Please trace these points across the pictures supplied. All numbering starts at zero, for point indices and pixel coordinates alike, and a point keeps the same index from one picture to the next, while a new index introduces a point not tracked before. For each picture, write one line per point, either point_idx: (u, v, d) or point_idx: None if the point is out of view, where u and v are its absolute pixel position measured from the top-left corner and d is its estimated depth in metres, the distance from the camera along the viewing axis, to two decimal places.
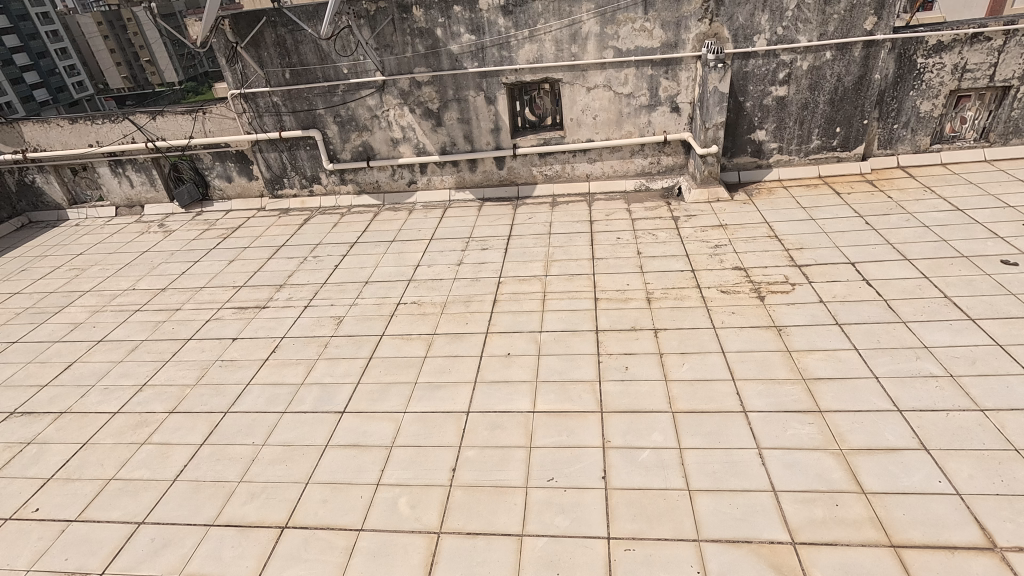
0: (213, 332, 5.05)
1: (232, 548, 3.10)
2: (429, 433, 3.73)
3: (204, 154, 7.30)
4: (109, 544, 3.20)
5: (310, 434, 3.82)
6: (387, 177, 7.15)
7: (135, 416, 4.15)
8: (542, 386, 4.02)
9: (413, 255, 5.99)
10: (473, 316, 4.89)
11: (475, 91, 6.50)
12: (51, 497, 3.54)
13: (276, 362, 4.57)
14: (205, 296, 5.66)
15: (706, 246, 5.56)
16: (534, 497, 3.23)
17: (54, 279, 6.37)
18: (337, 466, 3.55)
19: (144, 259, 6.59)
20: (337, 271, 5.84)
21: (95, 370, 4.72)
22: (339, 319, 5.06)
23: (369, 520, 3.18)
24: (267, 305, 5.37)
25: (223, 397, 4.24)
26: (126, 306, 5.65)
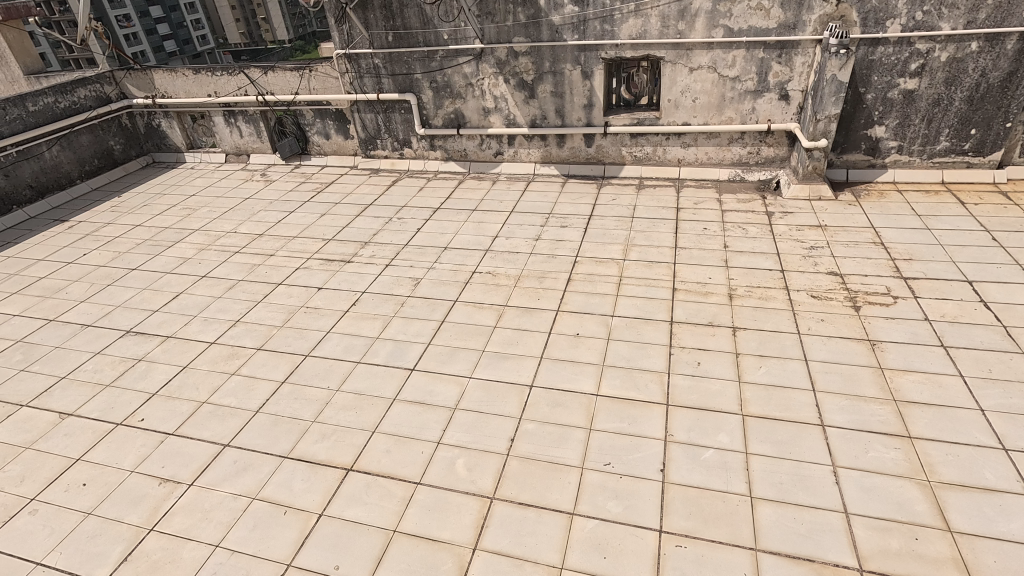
0: (302, 280, 5.38)
1: (302, 481, 3.34)
2: (491, 401, 3.80)
3: (307, 110, 7.68)
4: (198, 459, 3.54)
5: (380, 386, 4.01)
6: (475, 147, 7.23)
7: (228, 348, 4.53)
8: (608, 371, 3.98)
9: (493, 225, 6.05)
10: (546, 292, 4.88)
11: (572, 65, 6.37)
12: (154, 411, 3.95)
13: (355, 314, 4.81)
14: (297, 245, 6.02)
15: (801, 247, 5.21)
16: (589, 479, 3.23)
17: (169, 216, 7.00)
18: (402, 420, 3.71)
19: (246, 205, 7.09)
20: (419, 234, 6.02)
21: (197, 303, 5.17)
22: (416, 280, 5.22)
23: (427, 476, 3.31)
24: (352, 260, 5.63)
25: (306, 341, 4.53)
26: (228, 247, 6.12)
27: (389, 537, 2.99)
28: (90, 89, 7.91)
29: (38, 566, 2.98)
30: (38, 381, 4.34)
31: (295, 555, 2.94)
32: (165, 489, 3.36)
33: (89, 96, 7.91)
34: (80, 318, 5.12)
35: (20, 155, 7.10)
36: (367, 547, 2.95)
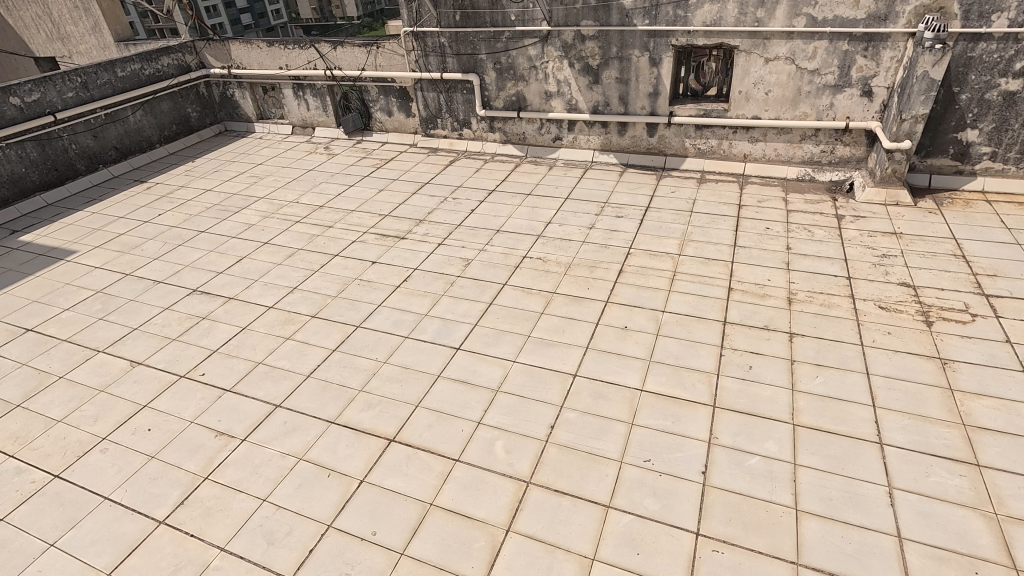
0: (357, 253, 5.52)
1: (346, 447, 3.46)
2: (534, 386, 3.81)
3: (372, 86, 7.81)
4: (251, 417, 3.71)
5: (426, 362, 4.08)
6: (534, 130, 7.17)
7: (284, 313, 4.71)
8: (655, 366, 3.90)
9: (547, 211, 6.00)
10: (596, 282, 4.82)
11: (640, 51, 6.19)
12: (215, 367, 4.17)
13: (406, 290, 4.90)
14: (355, 219, 6.17)
15: (871, 254, 4.92)
16: (627, 473, 3.19)
17: (237, 183, 7.30)
18: (445, 397, 3.77)
19: (309, 176, 7.31)
20: (473, 215, 6.05)
21: (258, 268, 5.40)
22: (467, 261, 5.26)
23: (466, 454, 3.36)
24: (406, 237, 5.72)
25: (357, 312, 4.66)
26: (289, 217, 6.34)
27: (425, 509, 3.06)
28: (172, 58, 8.32)
29: (105, 500, 3.22)
30: (113, 330, 4.65)
31: (336, 516, 3.05)
32: (221, 441, 3.55)
33: (171, 64, 8.33)
34: (152, 274, 5.43)
35: (107, 118, 7.56)
36: (404, 517, 3.03)
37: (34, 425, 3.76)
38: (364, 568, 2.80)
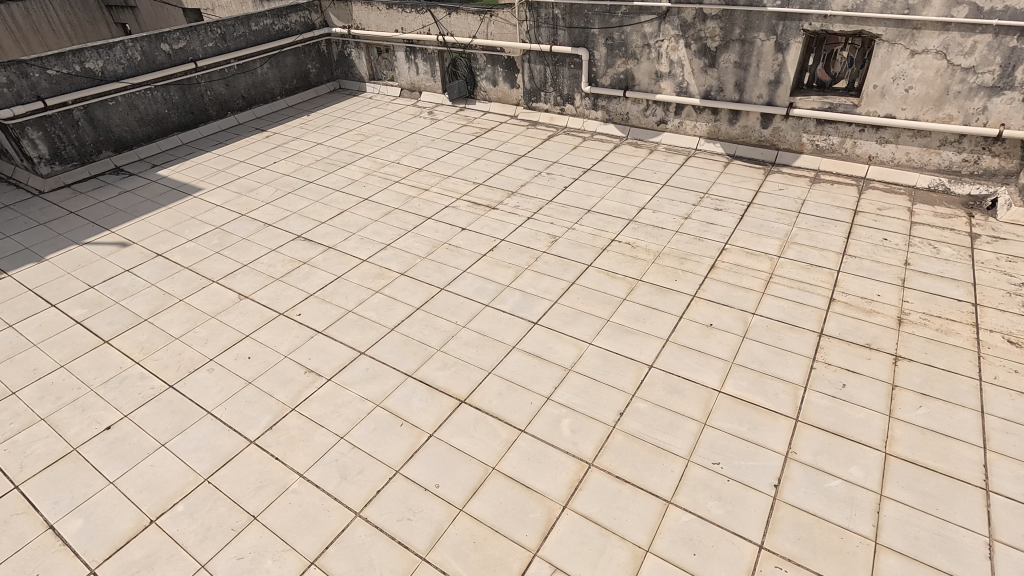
0: (448, 218, 5.66)
1: (419, 401, 3.61)
2: (607, 370, 3.78)
3: (481, 55, 7.87)
4: (337, 359, 3.97)
5: (503, 331, 4.16)
6: (639, 112, 6.94)
7: (376, 268, 4.95)
8: (737, 369, 3.74)
9: (641, 196, 5.83)
10: (685, 274, 4.65)
11: (766, 35, 5.76)
12: (310, 309, 4.49)
13: (491, 259, 4.98)
14: (450, 184, 6.32)
15: (1006, 281, 4.37)
16: (693, 473, 3.11)
17: (345, 139, 7.68)
18: (518, 368, 3.83)
19: (411, 139, 7.55)
20: (565, 192, 6.00)
21: (356, 222, 5.69)
22: (554, 238, 5.24)
23: (532, 426, 3.41)
24: (497, 207, 5.79)
25: (443, 275, 4.81)
26: (389, 176, 6.60)
27: (487, 472, 3.15)
28: (300, 15, 8.82)
29: (208, 414, 3.59)
30: (227, 264, 5.11)
31: (404, 464, 3.22)
32: (309, 378, 3.83)
33: (298, 21, 8.83)
34: (263, 217, 5.88)
35: (239, 68, 8.18)
36: (467, 476, 3.14)
37: (156, 339, 4.24)
38: (425, 516, 2.94)
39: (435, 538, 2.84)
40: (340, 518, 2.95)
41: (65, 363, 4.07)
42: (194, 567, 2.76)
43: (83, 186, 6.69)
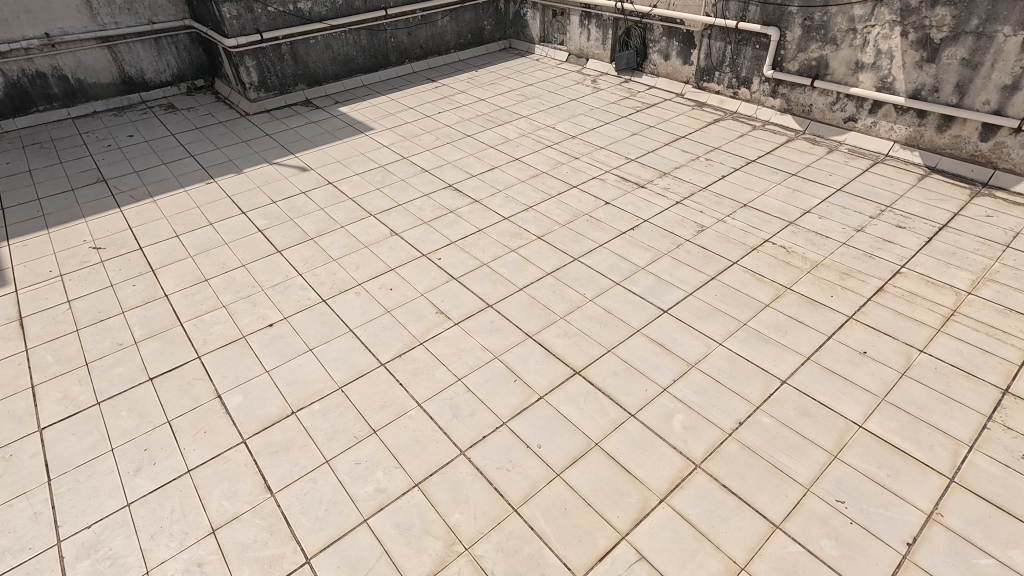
0: (594, 190, 5.59)
1: (536, 362, 3.70)
2: (734, 375, 3.56)
3: (658, 26, 7.50)
4: (467, 307, 4.18)
5: (630, 313, 4.07)
6: (825, 105, 6.23)
7: (515, 228, 5.07)
8: (886, 407, 3.33)
9: (808, 198, 5.29)
10: (844, 292, 4.18)
11: (1013, 30, 4.80)
12: (449, 255, 4.73)
13: (630, 238, 4.86)
14: (601, 156, 6.21)
15: None
16: (811, 504, 2.86)
17: (507, 98, 7.84)
18: (639, 352, 3.74)
19: (570, 105, 7.50)
20: (721, 182, 5.62)
21: (504, 180, 5.83)
22: (701, 228, 4.96)
23: (643, 413, 3.34)
24: (645, 186, 5.60)
25: (579, 246, 4.79)
26: (543, 140, 6.65)
27: (590, 446, 3.17)
28: None
29: (350, 331, 3.99)
30: (384, 201, 5.54)
31: (511, 418, 3.33)
32: (439, 318, 4.08)
33: None
34: (422, 163, 6.26)
35: (422, 19, 8.63)
36: (570, 444, 3.18)
37: (318, 257, 4.77)
38: (523, 471, 3.04)
39: (529, 494, 2.93)
40: (447, 451, 3.15)
41: (246, 263, 4.73)
42: (321, 459, 3.13)
43: (279, 113, 7.57)
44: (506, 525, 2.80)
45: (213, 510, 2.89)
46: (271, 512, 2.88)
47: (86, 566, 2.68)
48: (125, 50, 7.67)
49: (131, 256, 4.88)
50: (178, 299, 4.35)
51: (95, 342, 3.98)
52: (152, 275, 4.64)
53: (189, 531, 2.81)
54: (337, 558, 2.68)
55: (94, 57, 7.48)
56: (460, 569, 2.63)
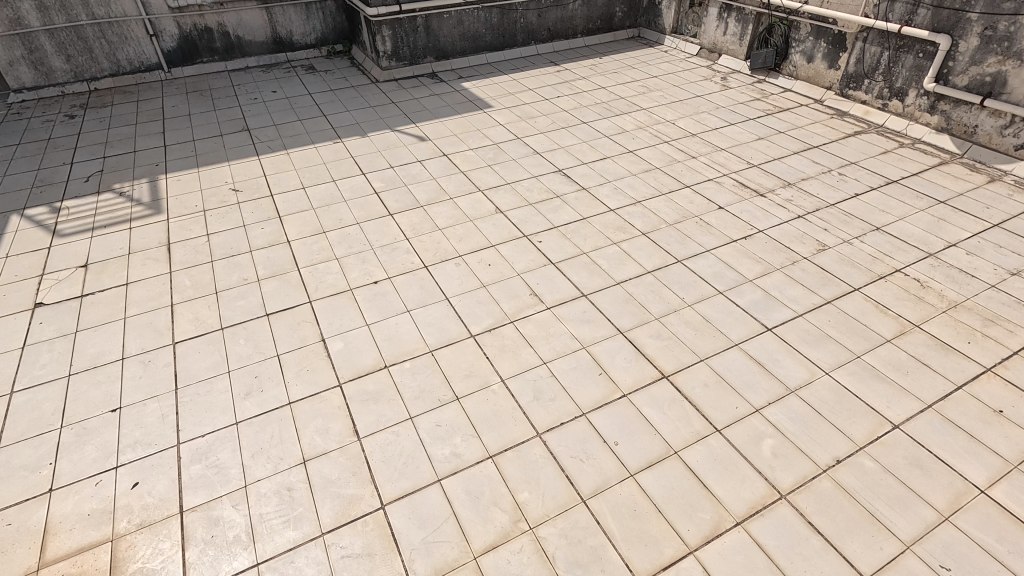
0: (708, 192, 5.34)
1: (624, 359, 3.63)
2: (838, 409, 3.29)
3: (805, 25, 6.94)
4: (561, 293, 4.17)
5: (731, 325, 3.87)
6: (994, 128, 5.50)
7: (620, 221, 4.96)
8: (1018, 477, 2.93)
9: (956, 230, 4.72)
10: (983, 340, 3.72)
11: None
12: (550, 240, 4.73)
13: (741, 248, 4.60)
14: (721, 157, 5.91)
15: None
16: (909, 563, 2.60)
17: (629, 88, 7.65)
18: (735, 368, 3.56)
19: (694, 102, 7.18)
20: (853, 200, 5.16)
21: (615, 171, 5.72)
22: (823, 246, 4.59)
23: (730, 430, 3.18)
24: (766, 195, 5.26)
25: (685, 248, 4.61)
26: (661, 134, 6.43)
27: (668, 453, 3.07)
28: None
29: (446, 299, 4.13)
30: (493, 178, 5.64)
31: (591, 410, 3.31)
32: (532, 300, 4.11)
33: None
34: (534, 145, 6.29)
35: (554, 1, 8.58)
36: (648, 448, 3.10)
37: (425, 224, 4.96)
38: (597, 464, 3.02)
39: (600, 489, 2.91)
40: (524, 431, 3.19)
41: (360, 221, 5.03)
42: (406, 415, 3.29)
43: (406, 83, 7.90)
44: (572, 514, 2.80)
45: (306, 443, 3.14)
46: (355, 455, 3.08)
47: (198, 468, 3.02)
48: (280, 13, 8.33)
49: (262, 202, 5.34)
50: (298, 246, 4.71)
51: (225, 274, 4.42)
52: (278, 221, 5.05)
53: (284, 457, 3.07)
54: (409, 510, 2.82)
55: (253, 17, 8.19)
56: (522, 546, 2.67)
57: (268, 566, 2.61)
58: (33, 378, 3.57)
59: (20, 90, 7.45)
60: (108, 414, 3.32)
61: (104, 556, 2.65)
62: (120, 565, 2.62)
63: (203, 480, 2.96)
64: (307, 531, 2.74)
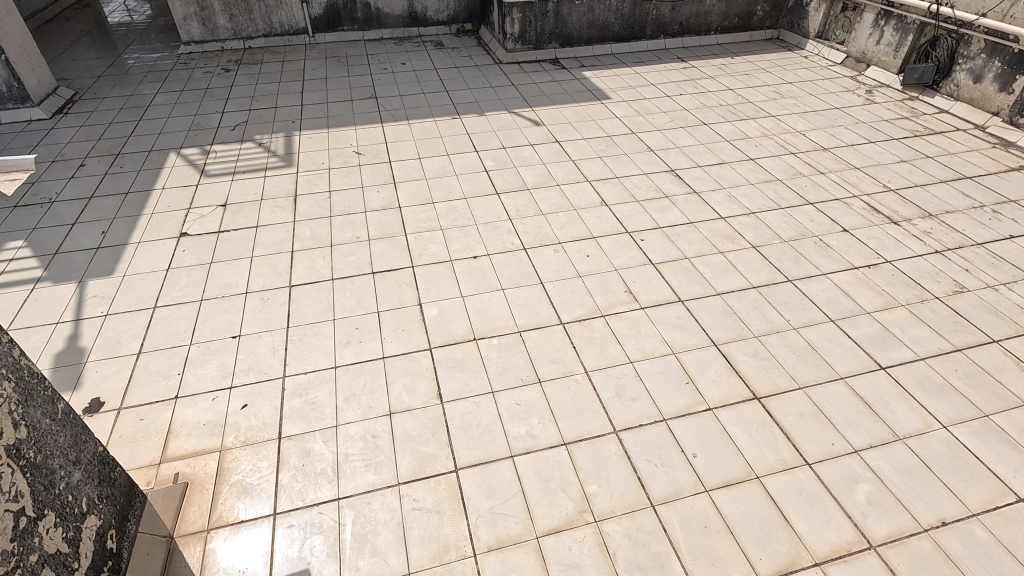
0: (833, 212, 4.96)
1: (714, 372, 3.50)
2: (951, 468, 2.98)
3: (978, 40, 6.18)
4: (657, 295, 4.07)
5: (839, 357, 3.60)
6: None
7: (730, 230, 4.74)
8: None
9: None
10: None
11: None
12: (653, 240, 4.62)
13: (862, 276, 4.25)
14: (853, 177, 5.45)
15: None
16: None
17: (759, 92, 7.22)
18: (837, 402, 3.31)
19: (831, 114, 6.65)
20: (1005, 241, 4.58)
21: (732, 178, 5.45)
22: (960, 288, 4.13)
23: (822, 467, 2.98)
24: (900, 224, 4.80)
25: (798, 268, 4.33)
26: (787, 144, 6.03)
27: (749, 476, 2.94)
28: None
29: (540, 284, 4.17)
30: (603, 170, 5.58)
31: (673, 417, 3.23)
32: (626, 298, 4.05)
33: None
34: (650, 141, 6.13)
35: None
36: (728, 466, 2.98)
37: (530, 208, 5.02)
38: (671, 473, 2.96)
39: (672, 497, 2.85)
40: (601, 425, 3.18)
41: (467, 197, 5.18)
42: (488, 388, 3.38)
43: (529, 66, 7.97)
44: (640, 517, 2.77)
45: (394, 398, 3.32)
46: (437, 417, 3.22)
47: (298, 402, 3.30)
48: None
49: (381, 167, 5.64)
50: (408, 213, 4.95)
51: (340, 230, 4.73)
52: (392, 187, 5.33)
53: (373, 406, 3.27)
54: (480, 479, 2.92)
55: None
56: (585, 536, 2.69)
57: (347, 503, 2.81)
58: (173, 297, 4.04)
59: (188, 43, 8.35)
60: (229, 339, 3.70)
61: (212, 463, 2.98)
62: (225, 474, 2.93)
63: (301, 413, 3.23)
64: (386, 478, 2.92)
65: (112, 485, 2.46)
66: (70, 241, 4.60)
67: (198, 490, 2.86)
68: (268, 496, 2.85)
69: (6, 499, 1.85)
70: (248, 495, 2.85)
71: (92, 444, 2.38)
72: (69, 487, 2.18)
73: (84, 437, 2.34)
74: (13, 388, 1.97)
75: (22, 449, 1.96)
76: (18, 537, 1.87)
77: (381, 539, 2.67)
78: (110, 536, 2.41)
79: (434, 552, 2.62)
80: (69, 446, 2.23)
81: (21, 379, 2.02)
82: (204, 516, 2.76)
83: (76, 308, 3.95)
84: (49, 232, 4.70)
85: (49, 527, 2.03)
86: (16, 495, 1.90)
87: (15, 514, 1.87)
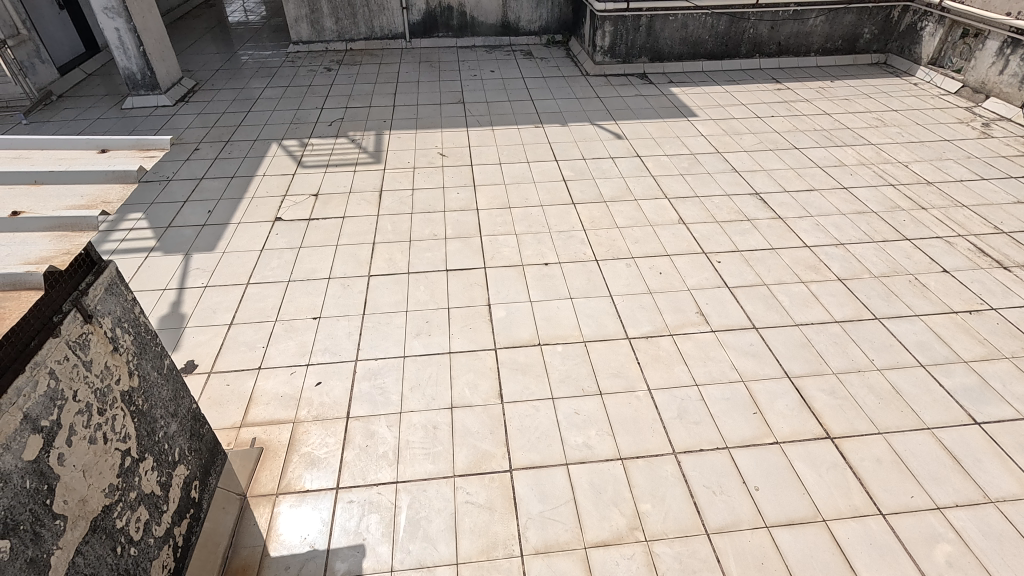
0: (933, 251, 4.62)
1: (786, 406, 3.34)
2: None
3: None
4: (730, 319, 3.95)
5: (927, 405, 3.35)
6: None
7: (815, 259, 4.53)
8: None
9: None
10: None
11: None
12: (730, 263, 4.48)
13: (961, 322, 3.93)
14: (960, 215, 5.05)
15: None
16: None
17: (860, 118, 6.84)
18: (921, 454, 3.09)
19: (940, 146, 6.20)
20: None
21: (821, 206, 5.20)
22: None
23: (896, 519, 2.79)
24: (1010, 269, 4.40)
25: (887, 306, 4.07)
26: (886, 175, 5.67)
27: (815, 518, 2.80)
28: None
29: (609, 296, 4.16)
30: (683, 188, 5.48)
31: (736, 446, 3.12)
32: (697, 319, 3.96)
33: None
34: (735, 162, 5.96)
35: (793, 15, 7.97)
36: (792, 504, 2.85)
37: (605, 220, 5.01)
38: (729, 502, 2.86)
39: (728, 527, 2.76)
40: (659, 445, 3.13)
41: (544, 204, 5.25)
42: (548, 394, 3.41)
43: (616, 80, 7.96)
44: (693, 542, 2.70)
45: (457, 393, 3.42)
46: (496, 416, 3.28)
47: (366, 386, 3.46)
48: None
49: (463, 169, 5.82)
50: (484, 216, 5.08)
51: (420, 226, 4.93)
52: (472, 189, 5.49)
53: (436, 398, 3.38)
54: (533, 482, 2.95)
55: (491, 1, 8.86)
56: (634, 554, 2.65)
57: (404, 487, 2.93)
58: (264, 276, 4.35)
59: (298, 43, 8.99)
60: (310, 320, 3.94)
61: (286, 434, 3.19)
62: (296, 445, 3.13)
63: (369, 397, 3.39)
64: (442, 468, 3.01)
65: (200, 440, 2.69)
66: (180, 216, 5.05)
67: (272, 456, 3.07)
68: (333, 470, 3.01)
69: (117, 439, 2.07)
70: (315, 467, 3.03)
71: (188, 401, 2.61)
72: (166, 437, 2.41)
73: (182, 393, 2.58)
74: (132, 341, 2.21)
75: (133, 396, 2.20)
76: (123, 474, 2.10)
77: (433, 526, 2.76)
78: (195, 486, 2.62)
79: (482, 547, 2.67)
80: (170, 400, 2.46)
81: (138, 334, 2.26)
82: (275, 481, 2.96)
83: (181, 278, 4.34)
84: (164, 207, 5.19)
85: (147, 470, 2.25)
86: (125, 436, 2.12)
87: (122, 453, 2.09)
